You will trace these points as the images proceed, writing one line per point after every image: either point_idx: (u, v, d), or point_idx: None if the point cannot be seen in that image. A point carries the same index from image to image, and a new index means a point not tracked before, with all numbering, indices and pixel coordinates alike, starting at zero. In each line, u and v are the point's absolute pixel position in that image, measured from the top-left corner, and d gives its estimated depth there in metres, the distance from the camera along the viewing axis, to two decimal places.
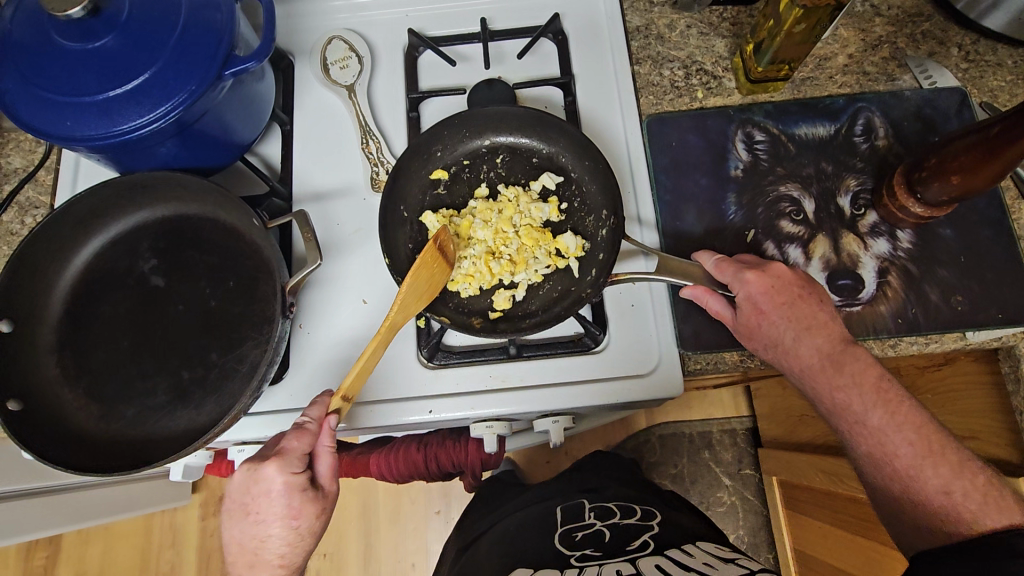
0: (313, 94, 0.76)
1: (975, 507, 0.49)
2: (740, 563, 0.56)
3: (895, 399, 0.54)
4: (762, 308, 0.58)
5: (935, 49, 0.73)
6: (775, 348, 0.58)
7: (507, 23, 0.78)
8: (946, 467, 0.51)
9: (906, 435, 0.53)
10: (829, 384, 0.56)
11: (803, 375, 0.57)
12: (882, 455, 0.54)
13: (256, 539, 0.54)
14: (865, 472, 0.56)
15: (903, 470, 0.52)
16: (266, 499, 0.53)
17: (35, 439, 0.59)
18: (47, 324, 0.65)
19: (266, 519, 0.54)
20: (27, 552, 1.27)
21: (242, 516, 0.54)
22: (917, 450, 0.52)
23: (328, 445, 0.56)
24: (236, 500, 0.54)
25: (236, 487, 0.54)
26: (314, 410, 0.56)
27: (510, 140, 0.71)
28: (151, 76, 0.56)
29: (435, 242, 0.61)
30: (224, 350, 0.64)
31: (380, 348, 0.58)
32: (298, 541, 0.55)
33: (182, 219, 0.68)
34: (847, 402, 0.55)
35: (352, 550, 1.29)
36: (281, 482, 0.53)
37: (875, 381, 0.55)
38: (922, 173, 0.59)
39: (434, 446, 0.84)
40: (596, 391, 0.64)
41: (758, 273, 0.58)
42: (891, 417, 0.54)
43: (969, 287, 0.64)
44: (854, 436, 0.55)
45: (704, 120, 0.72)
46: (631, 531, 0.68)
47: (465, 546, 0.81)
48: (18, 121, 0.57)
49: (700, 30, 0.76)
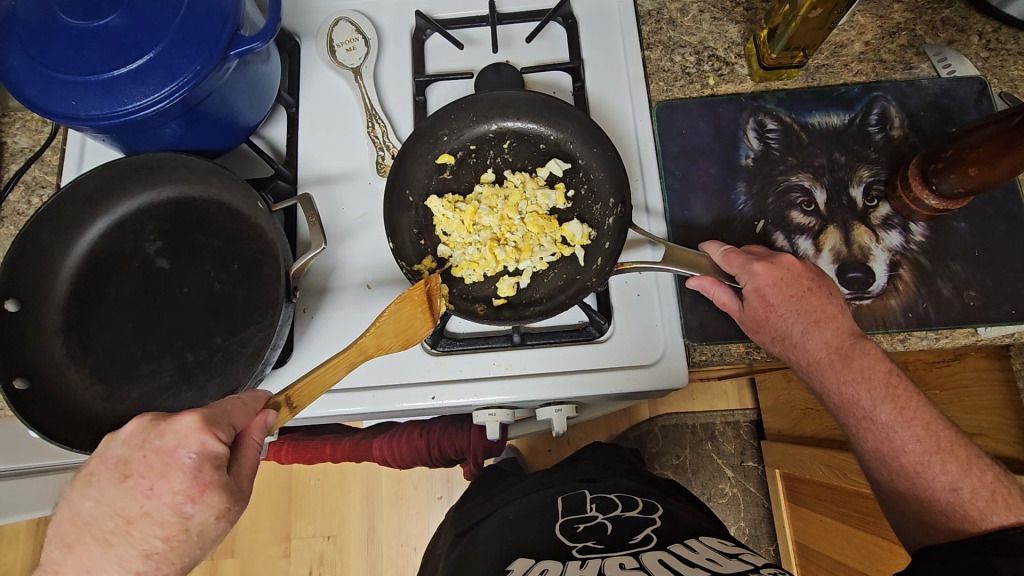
0: (320, 76, 0.75)
1: (983, 504, 0.49)
2: (743, 558, 0.56)
3: (903, 395, 0.54)
4: (770, 301, 0.57)
5: (955, 36, 0.71)
6: (781, 340, 0.58)
7: (516, 5, 0.77)
8: (953, 464, 0.51)
9: (914, 431, 0.52)
10: (838, 377, 0.55)
11: (811, 368, 0.57)
12: (889, 451, 0.53)
13: (120, 517, 0.43)
14: (872, 468, 0.55)
15: (910, 466, 0.52)
16: (165, 458, 0.44)
17: (42, 418, 0.60)
18: (53, 305, 0.65)
19: (149, 488, 0.43)
20: (37, 528, 1.28)
21: (115, 480, 0.44)
22: (926, 447, 0.52)
23: (253, 440, 0.48)
24: (114, 460, 0.44)
25: (127, 436, 0.45)
26: (255, 394, 0.51)
27: (517, 124, 0.70)
28: (157, 56, 0.56)
29: (424, 285, 0.59)
30: (229, 333, 0.64)
31: (343, 368, 0.55)
32: (177, 541, 0.43)
33: (187, 201, 0.67)
34: (856, 397, 0.54)
35: (357, 532, 1.31)
36: (193, 443, 0.44)
37: (884, 375, 0.54)
38: (937, 164, 0.58)
39: (438, 433, 0.84)
40: (599, 380, 0.64)
41: (766, 265, 0.57)
42: (899, 413, 0.53)
43: (982, 283, 0.63)
44: (861, 431, 0.55)
45: (715, 108, 0.71)
46: (633, 525, 0.67)
47: (468, 530, 0.82)
48: (21, 99, 0.57)
49: (713, 15, 0.74)
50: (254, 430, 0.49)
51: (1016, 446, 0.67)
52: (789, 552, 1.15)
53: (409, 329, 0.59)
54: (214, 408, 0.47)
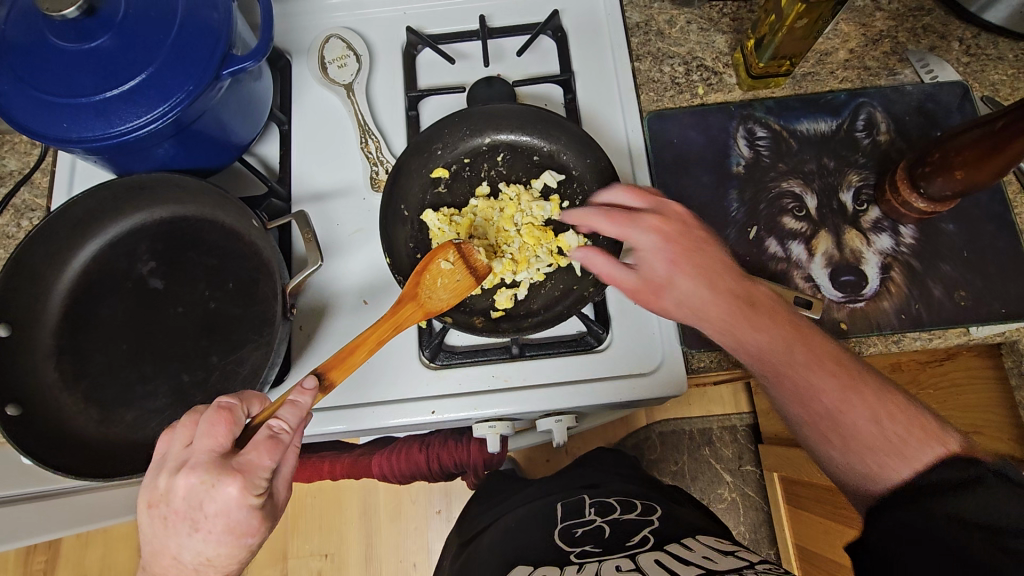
0: (312, 93, 0.75)
1: (902, 430, 0.49)
2: (739, 554, 0.56)
3: (808, 335, 0.55)
4: (671, 258, 0.59)
5: (936, 43, 0.73)
6: (688, 302, 0.58)
7: (506, 20, 0.78)
8: (868, 397, 0.51)
9: (826, 370, 0.53)
10: (746, 325, 0.56)
11: (721, 322, 0.57)
12: (808, 396, 0.53)
13: (202, 557, 0.45)
14: (793, 415, 0.55)
15: (831, 407, 0.52)
16: (223, 519, 0.44)
17: (34, 444, 0.59)
18: (46, 329, 0.64)
19: (217, 538, 0.44)
20: (26, 556, 1.25)
21: (185, 531, 0.44)
22: (839, 383, 0.52)
23: (294, 448, 0.51)
24: (178, 508, 0.44)
25: (182, 494, 0.44)
26: (292, 410, 0.50)
27: (510, 137, 0.71)
28: (149, 76, 0.56)
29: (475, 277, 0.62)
30: (225, 352, 0.63)
31: (363, 354, 0.57)
32: (246, 559, 0.47)
33: (181, 221, 0.67)
34: (767, 343, 0.55)
35: (355, 549, 1.29)
36: (244, 506, 0.44)
37: (786, 317, 0.56)
38: (925, 168, 0.59)
39: (437, 447, 0.84)
40: (599, 389, 0.64)
41: (659, 222, 0.60)
42: (808, 353, 0.54)
43: (972, 282, 0.64)
44: (779, 382, 0.55)
45: (706, 117, 0.71)
46: (630, 527, 0.67)
47: (469, 542, 0.81)
48: (11, 122, 0.56)
49: (700, 25, 0.75)
50: (297, 438, 0.50)
51: (1010, 443, 0.68)
52: (790, 555, 1.16)
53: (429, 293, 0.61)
54: (252, 464, 0.45)
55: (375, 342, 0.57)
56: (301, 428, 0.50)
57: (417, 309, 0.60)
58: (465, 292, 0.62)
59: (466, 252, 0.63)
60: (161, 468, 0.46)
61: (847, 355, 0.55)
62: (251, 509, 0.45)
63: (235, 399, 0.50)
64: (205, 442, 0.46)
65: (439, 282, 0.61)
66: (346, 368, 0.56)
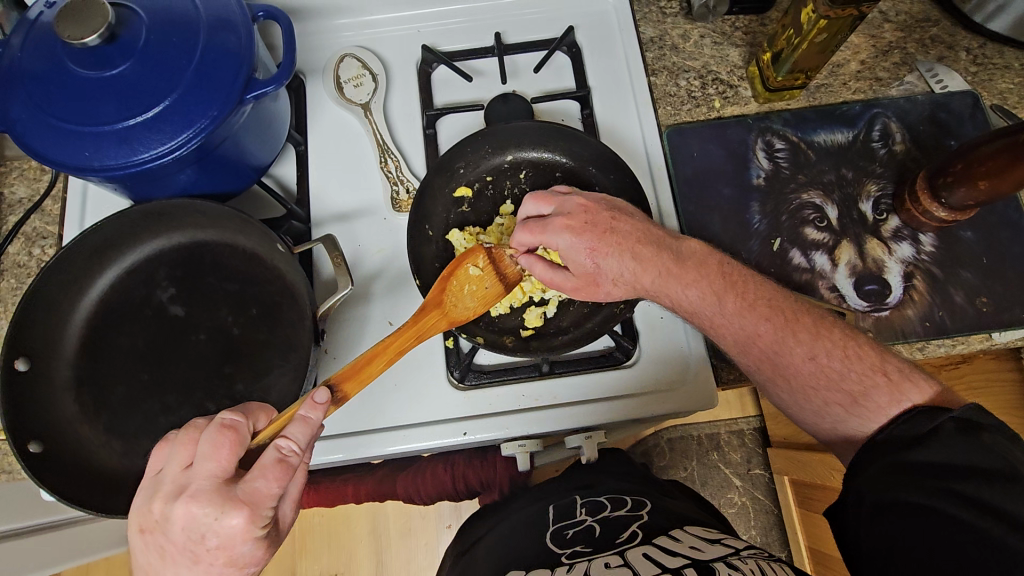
0: (328, 113, 0.75)
1: (837, 363, 0.55)
2: (726, 542, 0.57)
3: (739, 281, 0.59)
4: (590, 248, 0.59)
5: (945, 53, 0.74)
6: (621, 283, 0.60)
7: (521, 37, 0.78)
8: (805, 334, 0.57)
9: (761, 314, 0.58)
10: (677, 283, 0.59)
11: (652, 287, 0.60)
12: (747, 338, 0.58)
13: None
14: (740, 360, 0.60)
15: (769, 347, 0.57)
16: (225, 550, 0.43)
17: (55, 480, 0.57)
18: (64, 360, 0.63)
19: (217, 566, 0.44)
20: None
21: (187, 562, 0.43)
22: (774, 326, 0.57)
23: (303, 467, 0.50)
24: (175, 538, 0.42)
25: (181, 526, 0.42)
26: (300, 431, 0.48)
27: (532, 155, 0.70)
28: (172, 103, 0.55)
29: (502, 283, 0.64)
30: (250, 379, 0.62)
31: (383, 362, 0.56)
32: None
33: (199, 245, 0.66)
34: (700, 295, 0.59)
35: (364, 566, 1.27)
36: (247, 538, 0.43)
37: (713, 267, 0.60)
38: (947, 178, 0.60)
39: (461, 465, 0.86)
40: (629, 404, 0.64)
41: (563, 218, 0.60)
42: (741, 300, 0.58)
43: (991, 288, 0.65)
44: (717, 330, 0.60)
45: (724, 130, 0.72)
46: (618, 525, 0.65)
47: (464, 551, 0.75)
48: (29, 151, 0.55)
49: (714, 39, 0.76)
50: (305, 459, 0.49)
51: None
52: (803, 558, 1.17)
53: (454, 299, 0.62)
54: (256, 493, 0.44)
55: (396, 351, 0.57)
56: (310, 447, 0.49)
57: (441, 317, 0.61)
58: (491, 300, 0.64)
59: (496, 258, 0.64)
60: (157, 492, 0.44)
61: (777, 295, 0.59)
62: (255, 540, 0.44)
63: (240, 414, 0.47)
64: (209, 467, 0.44)
65: (466, 288, 0.63)
66: (362, 378, 0.55)
